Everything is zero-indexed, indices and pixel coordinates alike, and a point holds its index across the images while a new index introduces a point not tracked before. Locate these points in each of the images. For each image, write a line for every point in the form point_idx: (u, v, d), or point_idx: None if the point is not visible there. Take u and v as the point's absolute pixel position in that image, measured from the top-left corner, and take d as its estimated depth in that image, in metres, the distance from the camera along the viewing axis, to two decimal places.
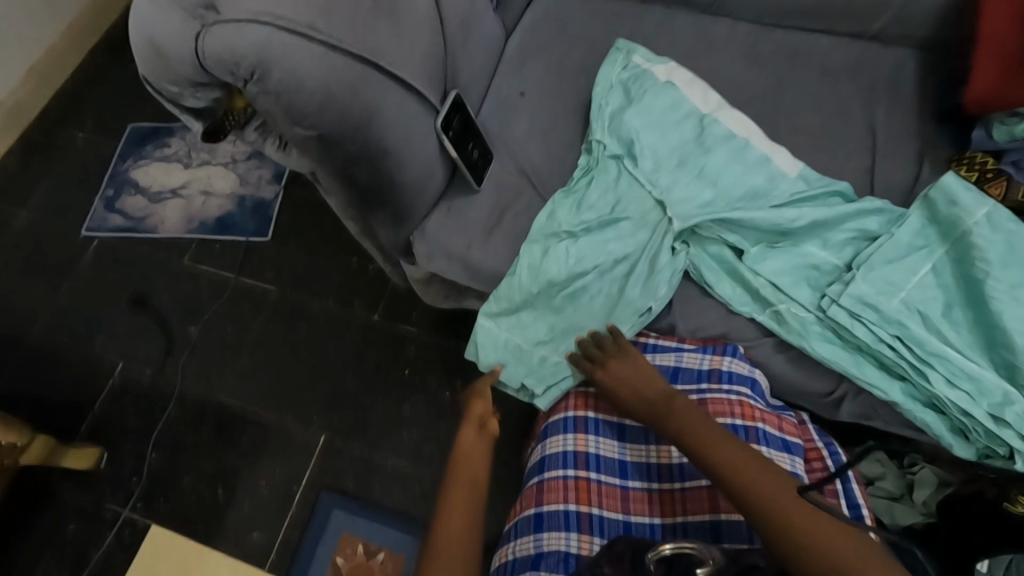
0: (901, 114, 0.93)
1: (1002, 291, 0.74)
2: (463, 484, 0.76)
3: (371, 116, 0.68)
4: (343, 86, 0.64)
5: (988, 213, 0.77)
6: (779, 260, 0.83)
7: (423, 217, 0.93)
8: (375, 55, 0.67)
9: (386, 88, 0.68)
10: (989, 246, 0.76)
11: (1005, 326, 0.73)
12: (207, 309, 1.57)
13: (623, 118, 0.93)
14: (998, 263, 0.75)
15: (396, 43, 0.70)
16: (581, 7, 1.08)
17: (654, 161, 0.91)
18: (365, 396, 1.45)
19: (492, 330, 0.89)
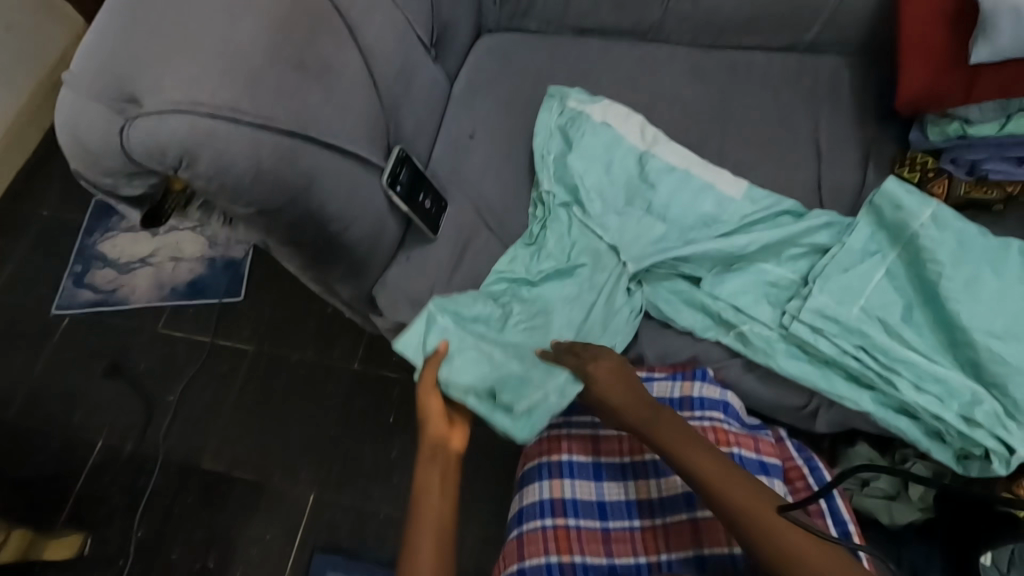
0: (842, 121, 0.95)
1: (958, 290, 0.74)
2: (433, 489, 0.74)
3: (309, 186, 0.68)
4: (276, 161, 0.64)
5: (933, 213, 0.77)
6: (734, 282, 0.85)
7: (383, 270, 0.92)
8: (309, 127, 0.67)
9: (323, 157, 0.69)
10: (938, 246, 0.76)
11: (964, 325, 0.73)
12: (184, 375, 1.54)
13: (567, 164, 0.95)
14: (949, 263, 0.75)
15: (332, 112, 0.70)
16: (521, 46, 1.09)
17: (602, 202, 0.93)
18: (351, 448, 1.43)
19: (448, 328, 0.80)
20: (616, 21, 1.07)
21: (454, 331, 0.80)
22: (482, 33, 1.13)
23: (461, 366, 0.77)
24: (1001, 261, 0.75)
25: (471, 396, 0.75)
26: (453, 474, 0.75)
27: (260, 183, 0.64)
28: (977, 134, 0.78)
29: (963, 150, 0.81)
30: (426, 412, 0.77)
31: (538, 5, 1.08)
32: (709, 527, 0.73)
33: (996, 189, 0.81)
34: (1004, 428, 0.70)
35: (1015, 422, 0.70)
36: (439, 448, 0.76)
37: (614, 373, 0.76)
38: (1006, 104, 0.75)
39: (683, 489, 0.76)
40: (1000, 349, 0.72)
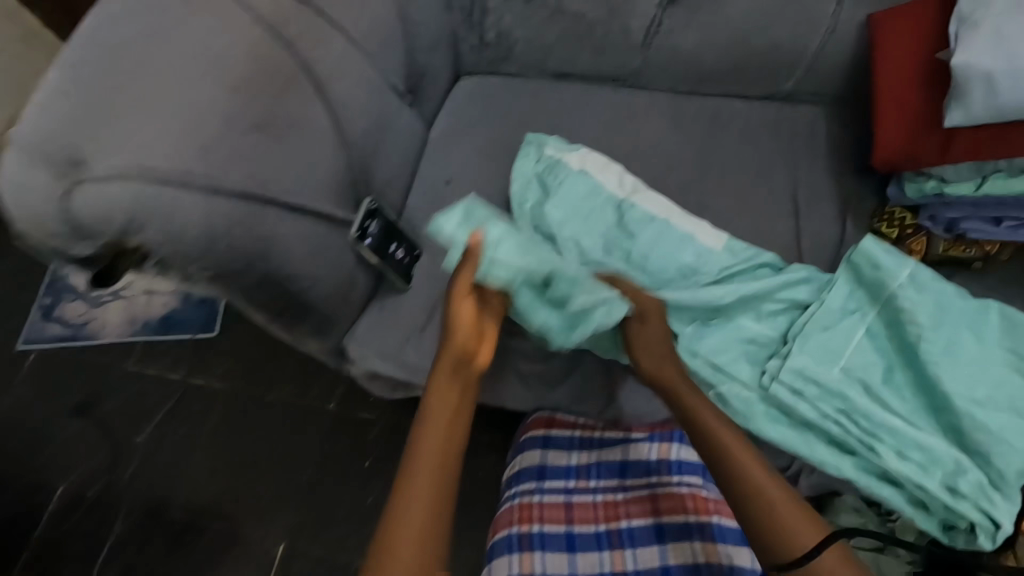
0: (821, 173, 0.94)
1: (937, 353, 0.73)
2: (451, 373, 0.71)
3: (267, 249, 0.65)
4: (229, 224, 0.62)
5: (911, 273, 0.76)
6: (714, 338, 0.81)
7: (354, 322, 0.89)
8: (267, 190, 0.65)
9: (282, 218, 0.66)
10: (916, 307, 0.75)
11: (945, 389, 0.71)
12: (153, 415, 1.48)
13: (544, 213, 0.93)
14: (928, 325, 0.74)
15: (291, 172, 0.67)
16: (500, 89, 1.08)
17: (579, 251, 0.90)
18: (325, 494, 1.37)
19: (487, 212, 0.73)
20: (597, 68, 1.04)
21: (506, 229, 0.71)
22: (460, 74, 1.12)
23: (508, 254, 0.70)
24: (981, 324, 0.74)
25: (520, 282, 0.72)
26: (466, 407, 0.70)
27: (214, 250, 0.62)
28: (954, 193, 0.78)
29: (940, 208, 0.80)
30: (456, 322, 0.73)
31: (518, 50, 1.04)
32: None
33: (975, 247, 0.80)
34: (989, 501, 0.68)
35: (1000, 493, 0.68)
36: (459, 370, 0.72)
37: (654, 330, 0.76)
38: (982, 166, 0.75)
39: (659, 561, 0.75)
40: (983, 417, 0.70)
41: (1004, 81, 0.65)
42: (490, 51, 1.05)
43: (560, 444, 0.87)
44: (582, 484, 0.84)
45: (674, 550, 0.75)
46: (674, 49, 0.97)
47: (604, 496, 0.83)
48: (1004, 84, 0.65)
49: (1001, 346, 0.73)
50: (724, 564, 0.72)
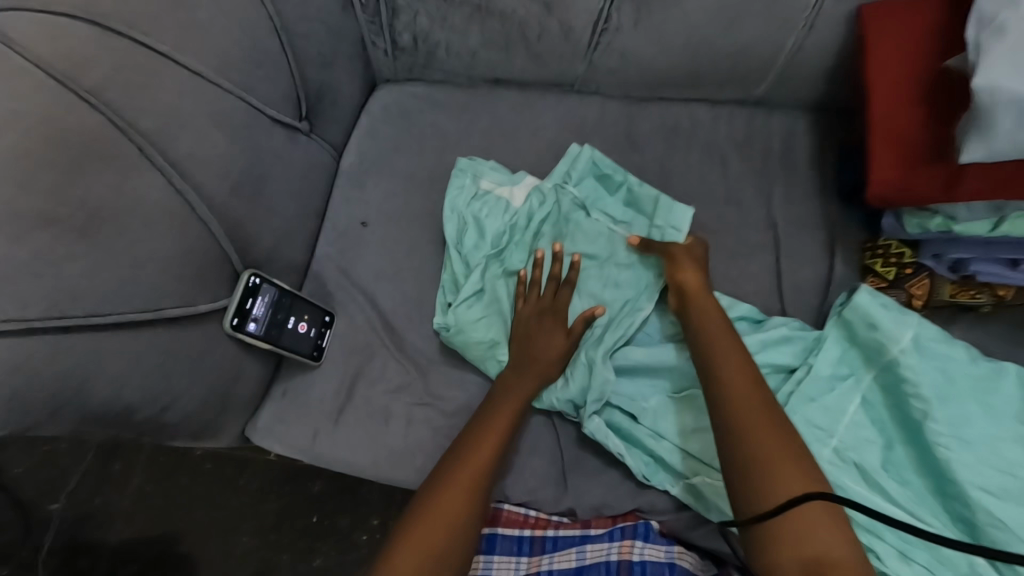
0: (803, 196, 0.79)
1: (946, 433, 0.61)
2: (499, 415, 0.66)
3: (86, 382, 0.51)
4: (11, 372, 0.47)
5: (914, 335, 0.64)
6: (683, 414, 0.68)
7: (253, 411, 0.73)
8: (66, 312, 0.49)
9: (105, 338, 0.52)
10: (922, 378, 0.62)
11: (957, 478, 0.60)
12: (66, 481, 1.28)
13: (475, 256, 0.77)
14: (935, 400, 0.61)
15: (104, 281, 0.52)
16: (422, 101, 0.88)
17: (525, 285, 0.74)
18: (268, 560, 1.21)
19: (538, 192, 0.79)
20: (538, 73, 0.85)
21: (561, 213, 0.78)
22: (376, 82, 0.91)
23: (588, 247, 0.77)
24: (995, 394, 0.62)
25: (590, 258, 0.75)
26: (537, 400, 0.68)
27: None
28: (965, 232, 0.64)
29: (946, 247, 0.66)
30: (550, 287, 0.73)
31: (440, 55, 0.84)
32: None
33: (985, 291, 0.68)
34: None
35: None
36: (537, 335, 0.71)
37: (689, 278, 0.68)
38: (1000, 206, 0.61)
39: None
40: (1000, 511, 0.58)
41: None
42: (405, 55, 0.86)
43: (504, 546, 0.72)
44: None
45: None
46: (625, 51, 0.80)
47: None
48: None
49: (1018, 421, 0.61)
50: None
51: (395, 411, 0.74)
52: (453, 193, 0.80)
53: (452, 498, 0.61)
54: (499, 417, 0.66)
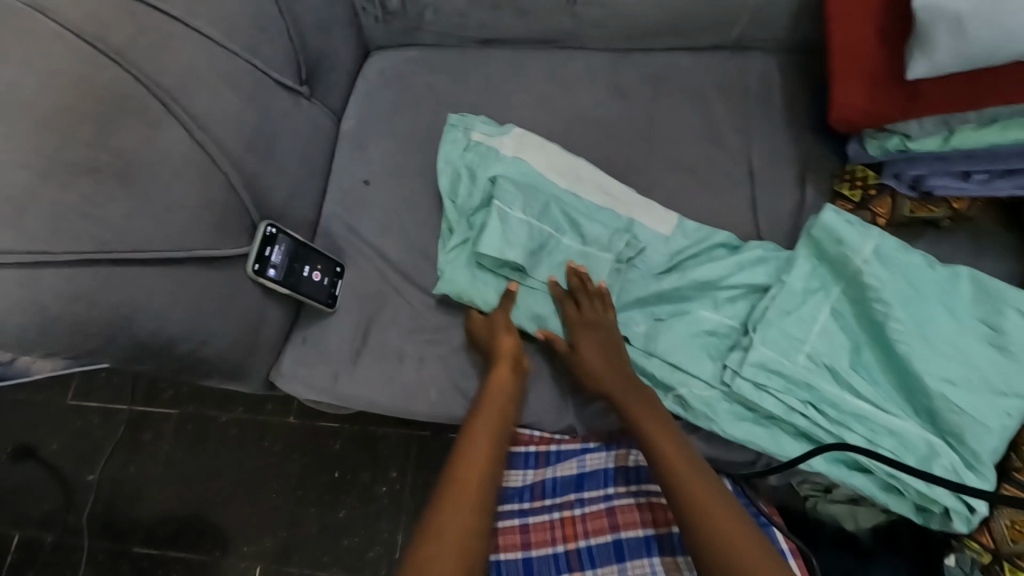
0: (776, 133, 0.84)
1: (907, 332, 0.67)
2: (468, 479, 0.65)
3: (132, 316, 0.58)
4: (76, 299, 0.55)
5: (876, 247, 0.70)
6: (669, 331, 0.74)
7: (277, 354, 0.80)
8: (118, 248, 0.57)
9: (148, 272, 0.59)
10: (884, 284, 0.68)
11: (918, 371, 0.66)
12: (102, 450, 1.36)
13: (473, 208, 0.82)
14: (895, 303, 0.68)
15: (144, 223, 0.59)
16: (414, 65, 0.93)
17: (498, 220, 0.78)
18: (295, 512, 1.30)
19: (514, 156, 0.84)
20: (524, 31, 0.91)
21: (536, 174, 0.82)
22: (371, 50, 0.96)
23: (543, 208, 0.80)
24: (950, 296, 0.68)
25: (558, 223, 0.80)
26: (507, 420, 0.71)
27: (65, 333, 0.55)
28: (920, 149, 0.69)
29: (904, 165, 0.72)
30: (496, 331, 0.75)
31: (430, 18, 0.90)
32: None
33: (942, 205, 0.73)
34: (964, 486, 0.64)
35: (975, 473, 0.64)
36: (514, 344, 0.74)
37: (602, 338, 0.73)
38: (948, 119, 0.66)
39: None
40: (955, 396, 0.65)
41: (970, 24, 0.56)
42: (397, 20, 0.90)
43: (513, 462, 0.79)
44: (537, 504, 0.77)
45: (633, 568, 0.71)
46: (603, 3, 0.84)
47: (561, 512, 0.76)
48: (973, 28, 0.56)
49: (972, 317, 0.67)
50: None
51: (407, 350, 0.81)
52: (442, 154, 0.86)
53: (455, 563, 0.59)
54: (468, 483, 0.65)
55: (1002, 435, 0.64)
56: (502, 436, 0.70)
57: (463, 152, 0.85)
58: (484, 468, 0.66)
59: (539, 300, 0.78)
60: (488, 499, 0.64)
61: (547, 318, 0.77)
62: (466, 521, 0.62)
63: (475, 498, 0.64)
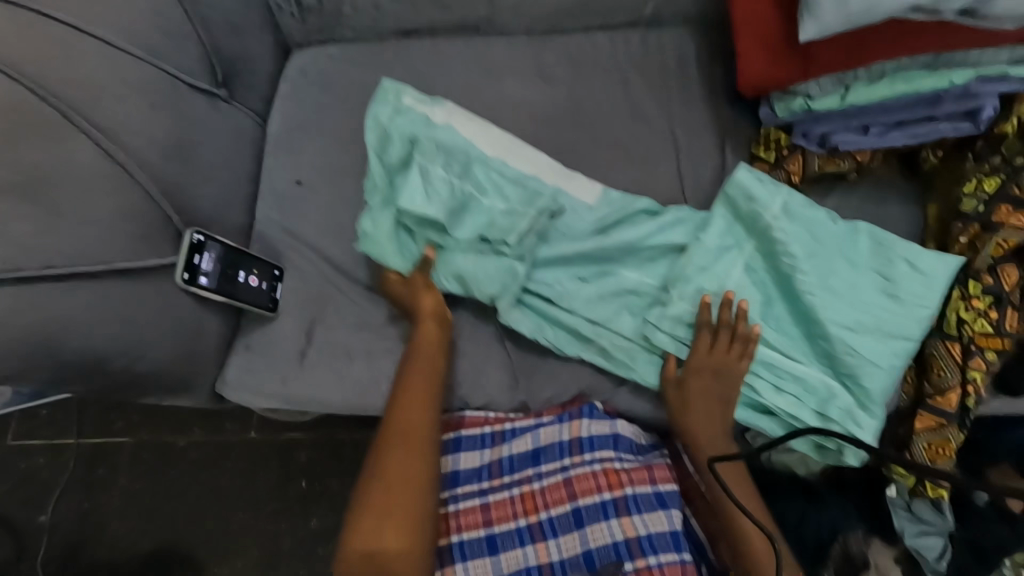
0: (696, 103, 0.88)
1: (811, 282, 0.72)
2: (408, 430, 0.70)
3: (51, 334, 0.59)
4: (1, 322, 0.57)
5: (784, 204, 0.74)
6: (593, 292, 0.78)
7: (221, 364, 0.78)
8: (35, 266, 0.58)
9: (67, 289, 0.60)
10: (790, 238, 0.73)
11: (821, 318, 0.72)
12: (52, 489, 1.30)
13: (401, 165, 0.80)
14: (800, 256, 0.73)
15: (58, 237, 0.60)
16: (336, 59, 0.92)
17: (420, 179, 0.77)
18: (266, 526, 1.27)
19: (445, 125, 0.83)
20: (445, 19, 0.91)
21: (465, 144, 0.82)
22: (290, 48, 0.94)
23: (469, 174, 0.79)
24: (849, 247, 0.73)
25: (485, 186, 0.79)
26: (436, 366, 0.75)
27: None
28: (822, 108, 0.73)
29: (811, 124, 0.76)
30: (418, 289, 0.76)
31: (347, 12, 0.89)
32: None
33: (848, 159, 0.78)
34: (854, 423, 0.71)
35: (864, 412, 0.72)
36: (433, 297, 0.76)
37: (719, 378, 0.73)
38: (843, 77, 0.71)
39: (581, 548, 0.75)
40: (851, 342, 0.71)
41: None
42: (313, 16, 0.89)
43: (470, 444, 0.80)
44: (496, 482, 0.79)
45: (593, 532, 0.75)
46: None
47: (519, 488, 0.78)
48: None
49: (871, 267, 0.72)
50: (641, 534, 0.74)
51: (355, 347, 0.80)
52: (370, 112, 0.83)
53: (401, 507, 0.66)
54: (408, 434, 0.70)
55: (889, 375, 0.71)
56: (433, 382, 0.74)
57: (391, 115, 0.83)
58: (420, 417, 0.71)
59: (463, 260, 0.76)
60: (427, 446, 0.70)
61: (473, 279, 0.76)
62: (407, 467, 0.68)
63: (418, 446, 0.70)
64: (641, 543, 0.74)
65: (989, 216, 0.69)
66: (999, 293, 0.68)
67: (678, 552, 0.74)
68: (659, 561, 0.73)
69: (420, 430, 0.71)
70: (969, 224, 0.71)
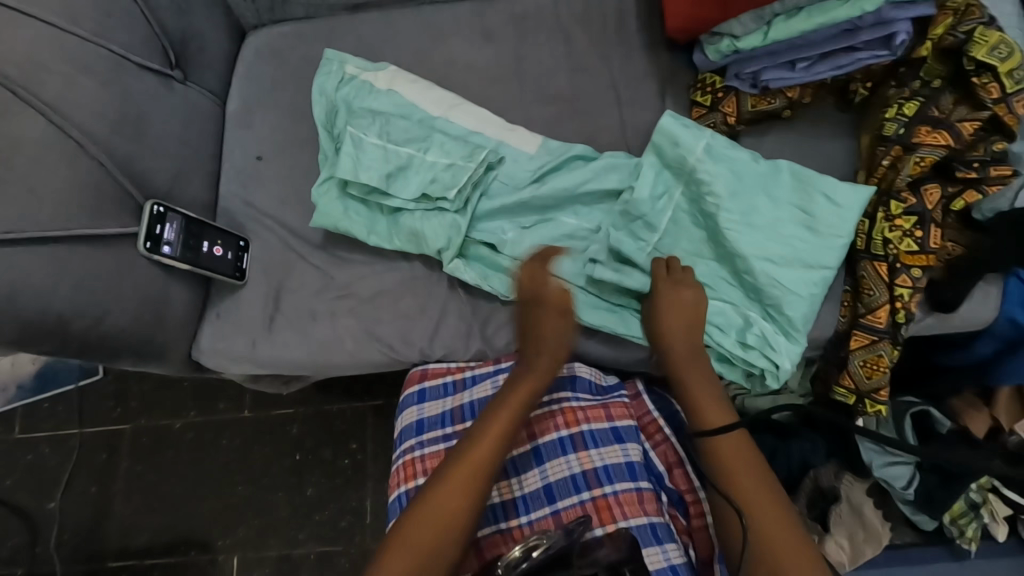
0: (636, 54, 0.90)
1: (735, 218, 0.76)
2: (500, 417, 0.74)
3: (13, 296, 0.64)
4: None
5: (707, 145, 0.77)
6: (532, 238, 0.83)
7: (195, 331, 0.83)
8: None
9: (24, 254, 0.65)
10: (714, 178, 0.76)
11: (744, 253, 0.75)
12: (60, 477, 1.36)
13: (346, 129, 0.85)
14: (724, 195, 0.76)
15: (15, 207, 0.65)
16: (288, 37, 0.95)
17: (357, 143, 0.83)
18: (263, 498, 1.33)
19: (389, 90, 0.88)
20: None
21: (407, 106, 0.87)
22: (246, 31, 0.97)
23: (411, 133, 0.85)
24: (770, 185, 0.76)
25: (426, 143, 0.85)
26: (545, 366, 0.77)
27: None
28: (747, 47, 0.76)
29: (741, 64, 0.78)
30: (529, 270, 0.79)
31: None
32: (596, 507, 0.78)
33: (779, 96, 0.80)
34: (772, 348, 0.75)
35: (787, 338, 0.76)
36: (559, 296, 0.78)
37: (682, 296, 0.76)
38: (762, 13, 0.73)
39: (541, 482, 0.81)
40: (774, 272, 0.75)
41: None
42: None
43: (434, 393, 0.85)
44: (459, 426, 0.82)
45: (552, 468, 0.81)
46: None
47: None
48: None
49: (793, 201, 0.76)
50: (597, 466, 0.80)
51: (319, 309, 0.84)
52: (314, 82, 0.90)
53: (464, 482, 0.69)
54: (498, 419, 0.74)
55: (811, 302, 0.74)
56: (540, 381, 0.76)
57: (338, 85, 0.89)
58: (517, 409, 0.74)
59: (412, 218, 0.82)
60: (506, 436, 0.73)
61: (419, 232, 0.82)
62: (488, 450, 0.71)
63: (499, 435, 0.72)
64: (597, 474, 0.80)
65: (909, 137, 0.71)
66: (922, 211, 0.72)
67: (633, 480, 0.79)
68: (615, 489, 0.78)
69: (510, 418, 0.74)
70: (891, 146, 0.73)
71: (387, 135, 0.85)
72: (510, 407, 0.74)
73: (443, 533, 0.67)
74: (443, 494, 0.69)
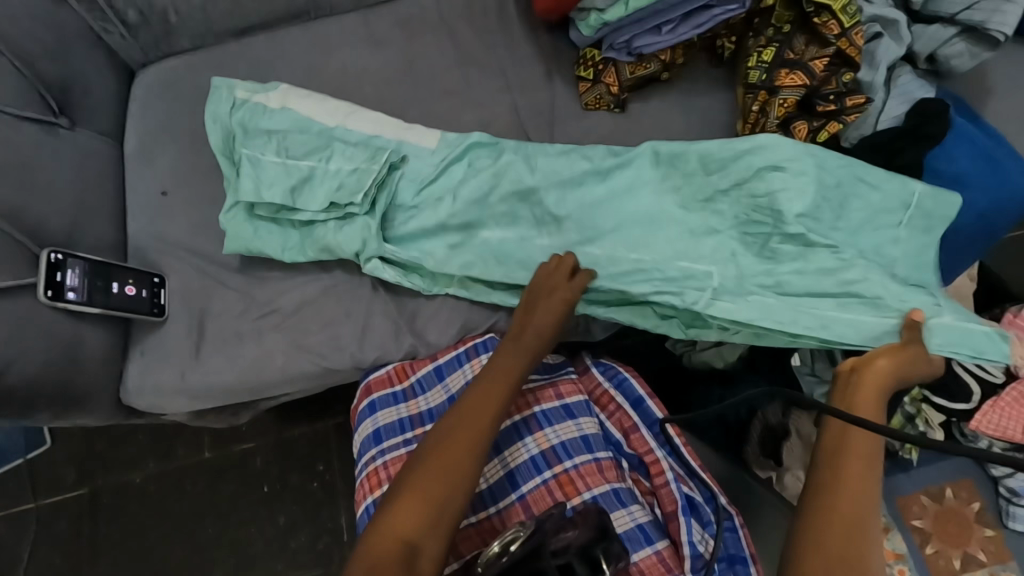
0: (520, 39, 0.93)
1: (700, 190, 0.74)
2: (493, 390, 0.70)
3: None
4: None
5: None
6: (446, 230, 0.84)
7: (122, 372, 0.83)
8: None
9: None
10: None
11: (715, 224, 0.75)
12: (21, 552, 1.31)
13: (243, 151, 0.85)
14: None
15: None
16: (176, 69, 0.95)
17: (257, 163, 0.84)
18: (237, 535, 1.31)
19: (283, 108, 0.89)
20: (272, 10, 0.95)
21: (304, 121, 0.88)
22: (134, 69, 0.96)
23: (309, 146, 0.85)
24: None
25: (326, 153, 0.85)
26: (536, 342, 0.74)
27: None
28: (613, 19, 0.80)
29: (613, 35, 0.83)
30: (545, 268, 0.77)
31: (175, 21, 0.92)
32: (561, 483, 0.80)
33: (654, 61, 0.84)
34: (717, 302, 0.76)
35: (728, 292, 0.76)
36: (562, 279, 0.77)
37: (903, 357, 0.66)
38: None
39: (503, 471, 0.81)
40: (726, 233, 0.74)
41: None
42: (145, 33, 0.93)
43: (384, 402, 0.83)
44: (418, 430, 0.79)
45: (511, 454, 0.82)
46: None
47: None
48: None
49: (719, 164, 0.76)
50: (554, 444, 0.82)
51: (245, 331, 0.84)
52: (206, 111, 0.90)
53: (455, 460, 0.64)
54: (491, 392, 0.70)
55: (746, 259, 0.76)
56: (532, 357, 0.74)
57: (230, 109, 0.89)
58: (512, 384, 0.71)
59: (324, 229, 0.83)
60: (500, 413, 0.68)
61: (332, 241, 0.82)
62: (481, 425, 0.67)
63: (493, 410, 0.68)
64: (556, 451, 0.81)
65: (772, 82, 0.77)
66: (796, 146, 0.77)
67: (590, 451, 0.81)
68: (574, 463, 0.81)
69: (502, 392, 0.70)
70: (758, 92, 0.78)
71: (285, 150, 0.85)
72: (502, 383, 0.71)
73: (427, 510, 0.61)
74: (422, 469, 0.63)
